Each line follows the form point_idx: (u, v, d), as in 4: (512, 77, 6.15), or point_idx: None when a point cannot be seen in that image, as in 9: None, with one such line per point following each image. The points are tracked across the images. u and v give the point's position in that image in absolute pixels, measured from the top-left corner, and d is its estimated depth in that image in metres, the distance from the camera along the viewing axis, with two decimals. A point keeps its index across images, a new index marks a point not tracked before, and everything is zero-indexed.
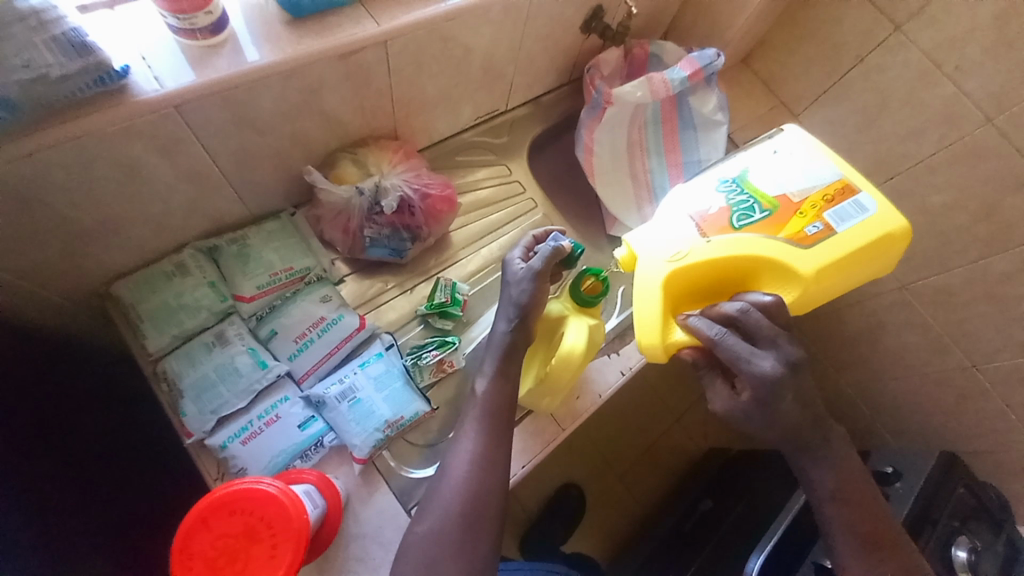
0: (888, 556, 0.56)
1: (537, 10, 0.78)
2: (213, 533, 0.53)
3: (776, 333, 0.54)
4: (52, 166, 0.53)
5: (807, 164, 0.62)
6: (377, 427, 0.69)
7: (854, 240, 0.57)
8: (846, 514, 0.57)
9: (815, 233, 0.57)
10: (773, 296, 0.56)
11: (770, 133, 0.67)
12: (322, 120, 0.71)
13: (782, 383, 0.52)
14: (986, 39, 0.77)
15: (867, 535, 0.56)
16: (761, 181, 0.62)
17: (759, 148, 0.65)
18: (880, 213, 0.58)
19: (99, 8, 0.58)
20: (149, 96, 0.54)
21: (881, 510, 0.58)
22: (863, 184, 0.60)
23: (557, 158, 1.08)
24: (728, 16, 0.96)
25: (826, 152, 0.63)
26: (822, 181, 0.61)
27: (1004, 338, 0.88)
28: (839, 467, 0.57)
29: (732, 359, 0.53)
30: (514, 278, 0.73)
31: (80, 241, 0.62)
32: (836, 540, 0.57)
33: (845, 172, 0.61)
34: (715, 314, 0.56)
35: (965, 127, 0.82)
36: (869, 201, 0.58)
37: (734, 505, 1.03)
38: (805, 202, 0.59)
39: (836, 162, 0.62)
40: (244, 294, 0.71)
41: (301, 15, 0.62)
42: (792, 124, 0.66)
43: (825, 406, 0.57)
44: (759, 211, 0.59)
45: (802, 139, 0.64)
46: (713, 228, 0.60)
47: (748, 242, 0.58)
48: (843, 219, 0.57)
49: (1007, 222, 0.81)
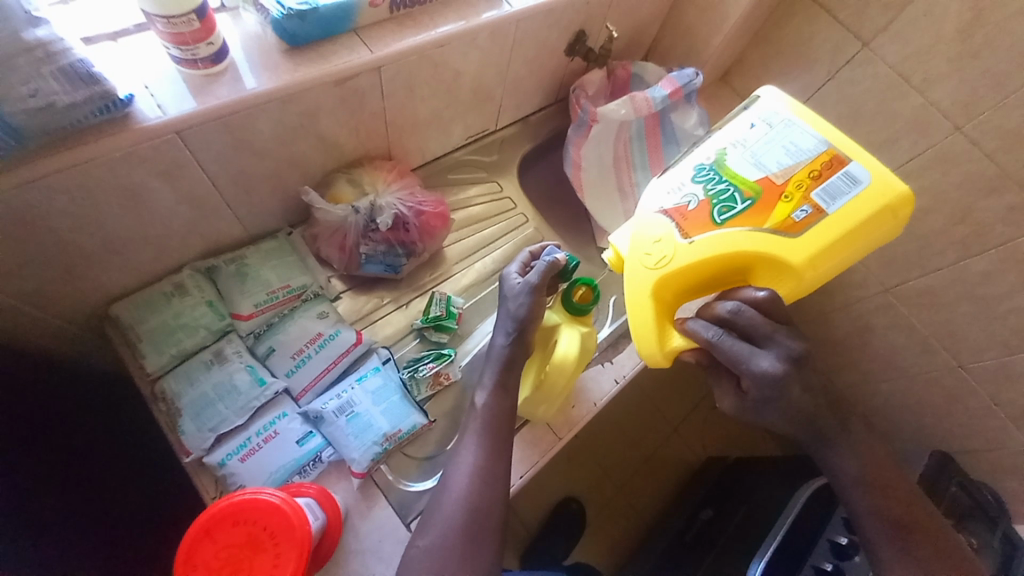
0: (922, 538, 0.55)
1: (523, 36, 0.82)
2: (217, 544, 0.53)
3: (772, 329, 0.55)
4: (58, 192, 0.55)
5: (790, 137, 0.58)
6: (375, 440, 0.70)
7: (849, 219, 0.53)
8: (874, 500, 0.56)
9: (804, 218, 0.54)
10: (768, 291, 0.57)
11: (746, 102, 0.64)
12: (320, 143, 0.74)
13: (779, 381, 0.54)
14: (950, 50, 0.80)
15: (898, 519, 0.55)
16: (741, 164, 0.59)
17: (735, 124, 0.63)
18: (875, 184, 0.53)
19: (102, 40, 0.61)
20: (151, 123, 0.56)
21: (909, 491, 0.57)
22: (855, 150, 0.55)
23: (546, 175, 1.12)
24: (705, 36, 1.01)
25: (812, 118, 0.59)
26: (808, 154, 0.57)
27: (988, 336, 0.90)
28: (860, 452, 0.57)
29: (732, 359, 0.55)
30: (512, 293, 0.75)
31: (81, 265, 0.63)
32: (865, 526, 0.57)
33: (834, 139, 0.57)
34: (710, 316, 0.58)
35: (935, 135, 0.85)
36: (863, 171, 0.54)
37: (736, 512, 1.06)
38: (790, 183, 0.56)
39: (822, 128, 0.58)
40: (242, 312, 0.73)
41: (297, 45, 0.65)
42: (769, 87, 0.62)
43: (834, 398, 0.57)
44: (741, 200, 0.58)
45: (782, 108, 0.61)
46: (695, 227, 0.60)
47: (731, 238, 0.57)
48: (834, 197, 0.54)
49: (980, 225, 0.85)
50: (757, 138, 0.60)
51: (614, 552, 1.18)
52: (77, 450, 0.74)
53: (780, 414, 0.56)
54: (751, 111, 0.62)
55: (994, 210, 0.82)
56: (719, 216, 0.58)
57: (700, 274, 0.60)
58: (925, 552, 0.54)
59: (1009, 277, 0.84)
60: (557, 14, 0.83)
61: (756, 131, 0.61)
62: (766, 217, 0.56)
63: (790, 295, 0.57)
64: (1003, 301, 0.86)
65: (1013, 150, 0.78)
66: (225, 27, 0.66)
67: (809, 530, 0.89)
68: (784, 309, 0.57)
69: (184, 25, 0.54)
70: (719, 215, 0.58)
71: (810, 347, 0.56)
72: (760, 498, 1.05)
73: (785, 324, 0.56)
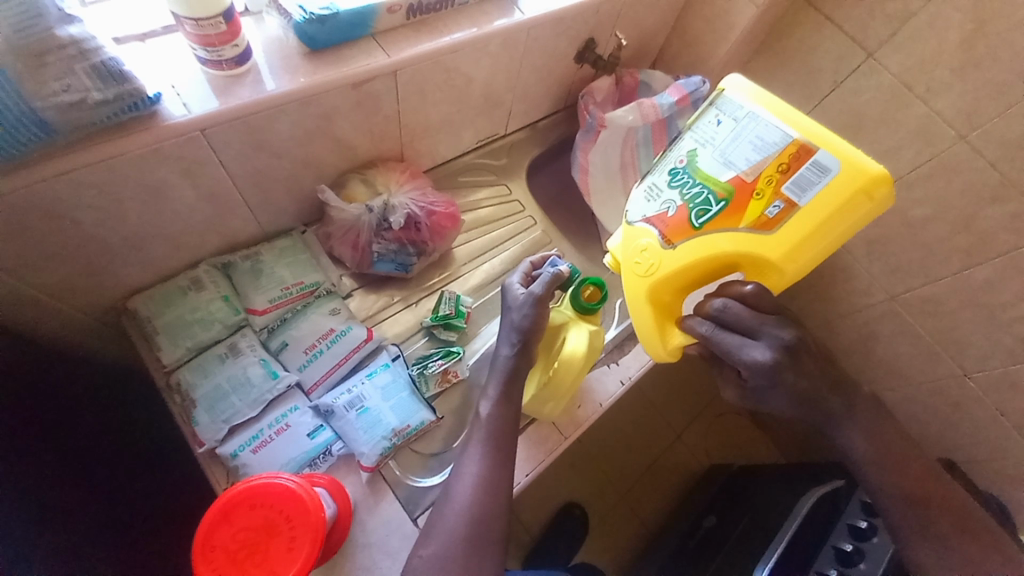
0: (940, 513, 0.55)
1: (534, 43, 0.84)
2: (233, 526, 0.55)
3: (760, 321, 0.56)
4: (84, 187, 0.57)
5: (754, 131, 0.56)
6: (384, 435, 0.71)
7: (822, 210, 0.52)
8: (889, 477, 0.56)
9: (777, 214, 0.54)
10: (754, 286, 0.57)
11: (711, 96, 0.61)
12: (335, 145, 0.76)
13: (772, 370, 0.55)
14: (952, 61, 0.82)
15: (912, 494, 0.56)
16: (712, 166, 0.58)
17: (702, 124, 0.61)
18: (846, 170, 0.51)
19: (130, 40, 0.63)
20: (176, 121, 0.58)
21: (925, 467, 0.57)
22: (822, 135, 0.52)
23: (553, 180, 1.13)
24: (711, 45, 1.03)
25: (776, 106, 0.56)
26: (774, 147, 0.54)
27: (992, 345, 0.91)
28: (870, 429, 0.57)
29: (725, 352, 0.57)
30: (516, 303, 0.76)
31: (103, 258, 0.65)
32: (882, 501, 0.57)
33: (800, 125, 0.54)
34: (703, 313, 0.59)
35: (940, 144, 0.87)
36: (832, 158, 0.51)
37: (737, 522, 1.05)
38: (759, 180, 0.55)
39: (787, 117, 0.55)
40: (257, 308, 0.74)
41: (317, 48, 0.67)
42: (731, 77, 0.59)
43: (836, 375, 0.58)
44: (715, 203, 0.57)
45: (746, 99, 0.57)
46: (676, 233, 0.60)
47: (712, 241, 0.58)
48: (805, 189, 0.52)
49: (984, 233, 0.86)
50: (724, 136, 0.58)
51: (617, 556, 1.19)
52: (91, 440, 0.76)
53: (782, 401, 0.57)
54: (717, 107, 0.60)
55: (997, 219, 0.83)
56: (697, 220, 0.58)
57: (691, 276, 0.61)
58: (942, 526, 0.55)
59: (1012, 286, 0.85)
60: (566, 23, 0.85)
61: (723, 128, 0.58)
62: (741, 217, 0.56)
63: (779, 286, 0.58)
64: (1007, 309, 0.87)
65: (1016, 159, 0.79)
66: (248, 31, 0.68)
67: (818, 532, 0.88)
68: (772, 300, 0.57)
69: (211, 27, 0.56)
70: (697, 219, 0.58)
71: (803, 335, 0.57)
72: (763, 503, 1.04)
73: (774, 314, 0.57)
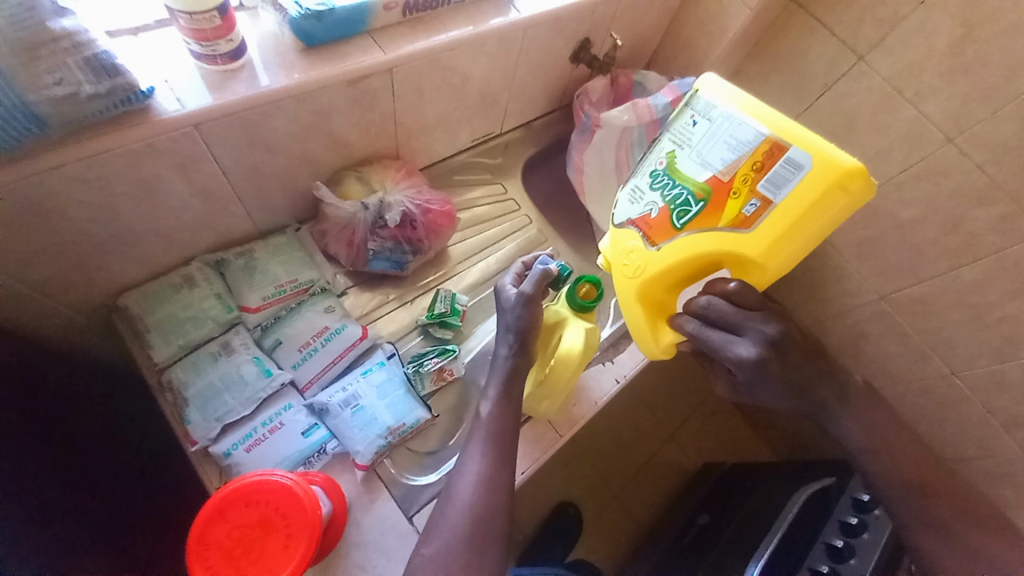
0: (938, 499, 0.56)
1: (529, 42, 0.85)
2: (229, 523, 0.54)
3: (743, 317, 0.56)
4: (75, 181, 0.56)
5: (728, 130, 0.56)
6: (379, 433, 0.71)
7: (796, 207, 0.51)
8: (889, 467, 0.57)
9: (754, 212, 0.54)
10: (739, 283, 0.57)
11: (687, 96, 0.61)
12: (330, 142, 0.76)
13: (757, 366, 0.55)
14: (940, 66, 0.83)
15: (911, 481, 0.57)
16: (690, 166, 0.58)
17: (679, 124, 0.61)
18: (818, 166, 0.50)
19: (123, 34, 0.63)
20: (170, 115, 0.57)
21: (924, 456, 0.58)
22: (794, 131, 0.52)
23: (547, 179, 1.14)
24: (705, 47, 1.04)
25: (749, 103, 0.55)
26: (748, 146, 0.54)
27: (980, 344, 0.92)
28: (866, 420, 0.58)
29: (711, 349, 0.58)
30: (508, 304, 0.76)
31: (94, 255, 0.64)
32: (883, 490, 0.58)
33: (772, 121, 0.53)
34: (689, 312, 0.60)
35: (928, 146, 0.88)
36: (804, 154, 0.51)
37: (733, 517, 1.05)
38: (736, 179, 0.55)
39: (759, 113, 0.54)
40: (250, 305, 0.74)
41: (313, 45, 0.67)
42: (705, 76, 0.59)
43: (828, 366, 0.58)
44: (695, 204, 0.58)
45: (720, 98, 0.57)
46: (660, 235, 0.61)
47: (694, 241, 0.58)
48: (779, 186, 0.52)
49: (972, 235, 0.87)
50: (700, 136, 0.58)
51: (613, 555, 1.19)
52: (86, 441, 0.75)
53: (773, 393, 0.58)
54: (691, 107, 0.59)
55: (985, 220, 0.85)
56: (679, 221, 0.59)
57: (678, 275, 0.62)
58: (941, 513, 0.56)
59: (999, 286, 0.86)
60: (562, 22, 0.86)
61: (698, 128, 0.58)
62: (720, 216, 0.56)
63: (763, 282, 0.58)
64: (994, 309, 0.88)
65: (1003, 161, 0.80)
66: (244, 26, 0.67)
67: (809, 531, 0.89)
68: (756, 296, 0.57)
69: (206, 22, 0.56)
70: (679, 220, 0.59)
71: (788, 328, 0.57)
72: (759, 499, 1.05)
73: (758, 309, 0.57)
